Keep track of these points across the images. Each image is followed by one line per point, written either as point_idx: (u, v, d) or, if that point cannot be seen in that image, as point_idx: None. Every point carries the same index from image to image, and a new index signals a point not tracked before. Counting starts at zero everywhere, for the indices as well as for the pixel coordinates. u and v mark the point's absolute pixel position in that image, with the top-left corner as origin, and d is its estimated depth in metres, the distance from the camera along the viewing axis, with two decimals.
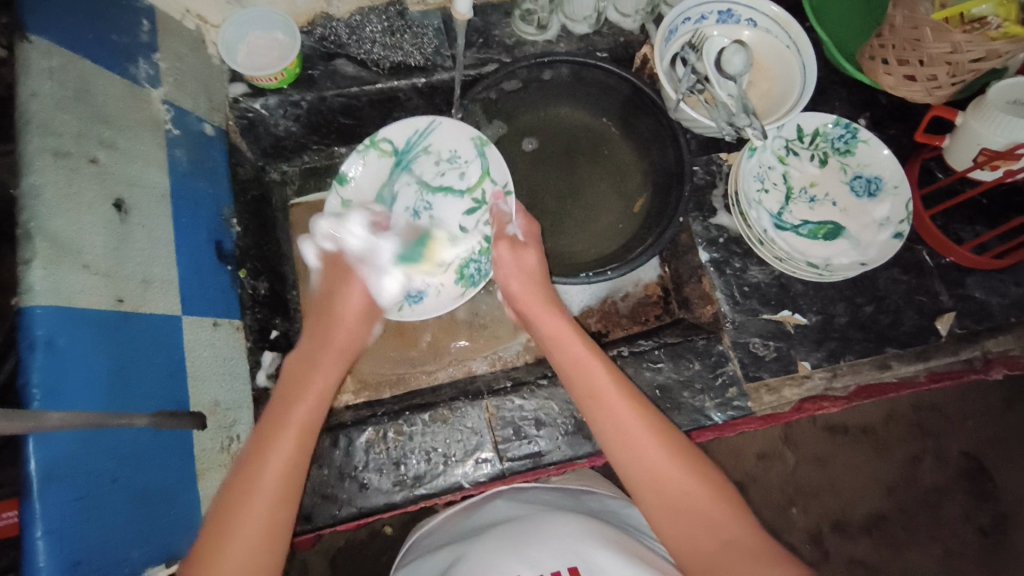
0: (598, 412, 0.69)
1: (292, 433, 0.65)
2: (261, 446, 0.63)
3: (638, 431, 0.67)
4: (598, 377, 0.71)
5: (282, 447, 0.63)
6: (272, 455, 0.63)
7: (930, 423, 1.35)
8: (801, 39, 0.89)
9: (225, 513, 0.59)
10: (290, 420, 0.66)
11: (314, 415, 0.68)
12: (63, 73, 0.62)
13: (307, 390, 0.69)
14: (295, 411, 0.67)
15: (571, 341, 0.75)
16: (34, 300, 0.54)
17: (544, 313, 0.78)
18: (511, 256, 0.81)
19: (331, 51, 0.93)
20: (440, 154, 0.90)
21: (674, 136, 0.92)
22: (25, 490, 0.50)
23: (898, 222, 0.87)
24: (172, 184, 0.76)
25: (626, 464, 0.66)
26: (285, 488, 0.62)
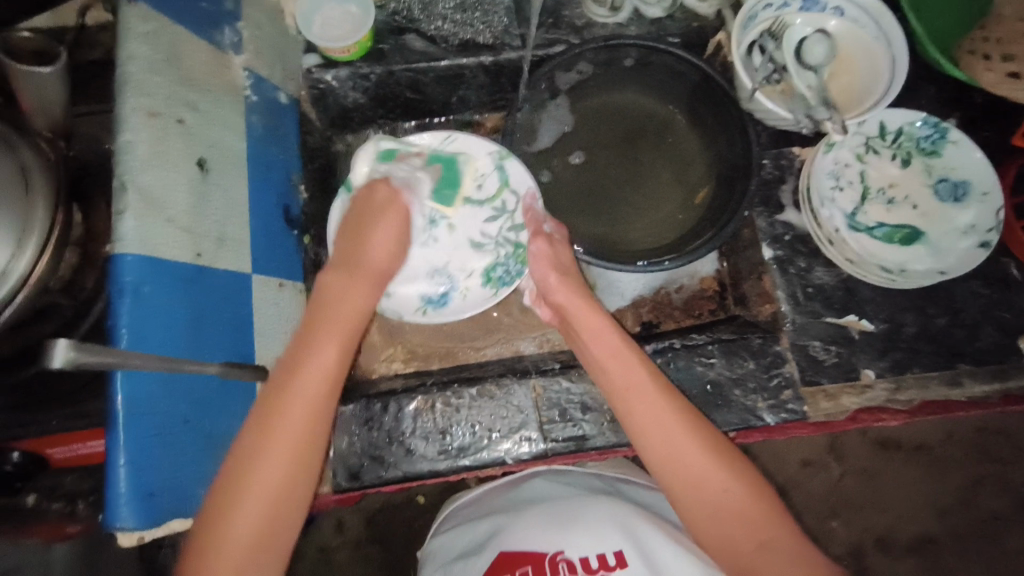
0: (630, 406, 0.67)
1: (295, 440, 0.58)
2: (257, 444, 0.58)
3: (675, 427, 0.65)
4: (633, 371, 0.69)
5: (284, 450, 0.58)
6: (270, 458, 0.57)
7: (994, 446, 1.27)
8: (893, 31, 0.84)
9: (220, 515, 0.55)
10: (297, 422, 0.59)
11: (322, 416, 0.61)
12: (157, 38, 0.65)
13: (306, 409, 0.59)
14: (297, 409, 0.59)
15: (609, 333, 0.72)
16: (125, 248, 0.57)
17: (584, 309, 0.75)
18: (549, 247, 0.81)
19: (401, 26, 0.94)
20: (455, 168, 0.93)
21: (743, 128, 0.88)
22: (111, 422, 0.54)
23: (985, 230, 0.81)
24: (249, 148, 0.79)
25: (655, 459, 0.65)
26: (288, 496, 0.58)
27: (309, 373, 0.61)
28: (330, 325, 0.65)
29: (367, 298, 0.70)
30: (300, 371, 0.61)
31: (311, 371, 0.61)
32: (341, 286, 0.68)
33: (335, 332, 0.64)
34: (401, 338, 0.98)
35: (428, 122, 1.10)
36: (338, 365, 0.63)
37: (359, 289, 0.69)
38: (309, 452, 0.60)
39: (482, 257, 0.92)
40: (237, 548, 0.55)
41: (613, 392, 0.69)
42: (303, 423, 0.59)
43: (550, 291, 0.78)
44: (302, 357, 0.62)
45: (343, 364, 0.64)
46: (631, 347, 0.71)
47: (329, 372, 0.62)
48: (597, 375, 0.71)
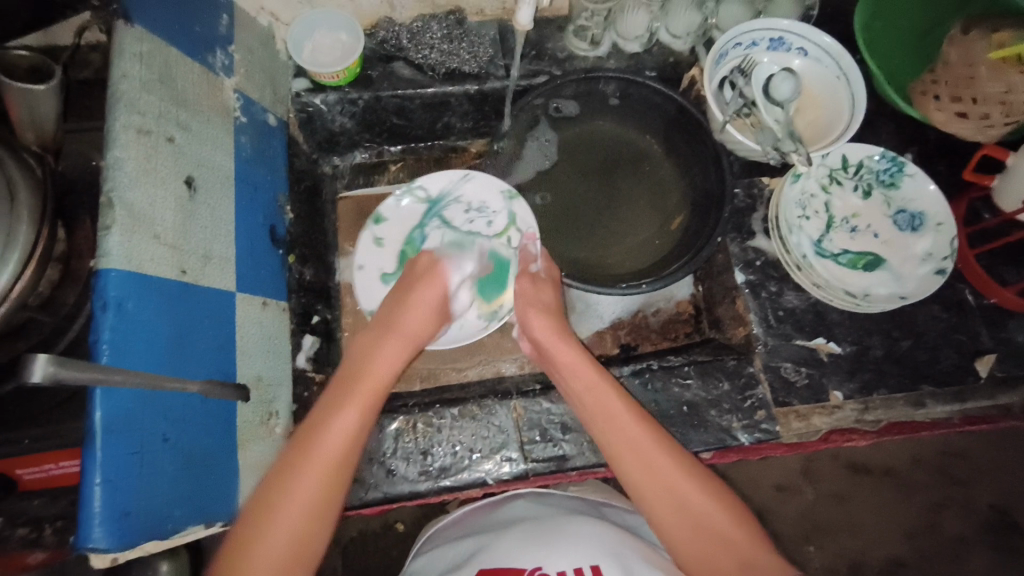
0: (604, 426, 0.71)
1: (314, 493, 0.62)
2: (278, 495, 0.61)
3: (652, 446, 0.67)
4: (612, 403, 0.71)
5: (305, 501, 0.61)
6: (290, 508, 0.60)
7: (957, 469, 1.31)
8: (852, 71, 0.90)
9: (234, 562, 0.58)
10: (317, 477, 0.62)
11: (326, 504, 0.62)
12: (150, 58, 0.67)
13: (336, 446, 0.64)
14: (319, 466, 0.62)
15: (584, 368, 0.75)
16: (109, 263, 0.57)
17: (557, 342, 0.78)
18: (530, 286, 0.83)
19: (390, 55, 0.97)
20: (469, 204, 0.95)
21: (716, 157, 0.93)
22: (87, 439, 0.53)
23: (941, 258, 0.86)
24: (236, 167, 0.80)
25: (634, 478, 0.67)
26: (301, 551, 0.60)
27: (335, 433, 0.65)
28: (359, 385, 0.70)
29: (396, 359, 0.75)
30: (327, 429, 0.65)
31: (333, 433, 0.65)
32: (370, 345, 0.76)
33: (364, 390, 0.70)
34: None
35: (413, 147, 1.13)
36: (362, 423, 0.67)
37: (389, 353, 0.75)
38: (325, 506, 0.62)
39: (476, 287, 0.91)
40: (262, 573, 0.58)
41: (590, 419, 0.72)
42: (322, 477, 0.62)
43: (528, 324, 0.81)
44: (330, 417, 0.66)
45: (368, 422, 0.68)
46: (608, 381, 0.74)
47: (353, 429, 0.66)
48: (576, 405, 0.75)
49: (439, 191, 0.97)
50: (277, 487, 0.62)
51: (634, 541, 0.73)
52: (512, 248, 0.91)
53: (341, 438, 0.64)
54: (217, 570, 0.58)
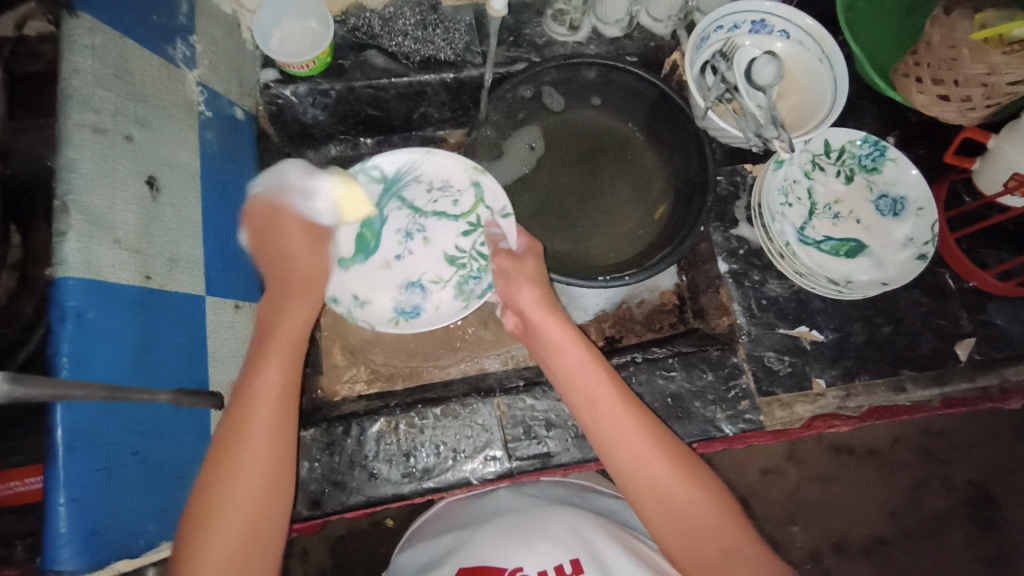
0: (592, 417, 0.69)
1: (261, 452, 0.60)
2: (225, 463, 0.59)
3: (639, 437, 0.66)
4: (599, 387, 0.69)
5: (251, 461, 0.59)
6: (243, 470, 0.59)
7: (937, 447, 1.34)
8: (834, 54, 0.88)
9: (199, 533, 0.56)
10: (261, 425, 0.61)
11: (272, 475, 0.60)
12: (104, 51, 0.63)
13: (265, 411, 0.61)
14: (261, 424, 0.61)
15: (572, 348, 0.72)
16: (67, 272, 0.55)
17: (545, 316, 0.74)
18: (512, 262, 0.80)
19: (362, 42, 0.94)
20: (430, 184, 0.91)
21: (699, 144, 0.91)
22: (50, 457, 0.51)
23: (922, 243, 0.86)
24: (202, 166, 0.77)
25: (621, 474, 0.66)
26: (265, 506, 0.59)
27: (259, 394, 0.62)
28: (280, 336, 0.66)
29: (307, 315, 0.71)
30: (254, 387, 0.62)
31: (260, 396, 0.62)
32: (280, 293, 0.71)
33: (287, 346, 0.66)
34: (364, 357, 0.96)
35: (390, 138, 1.09)
36: (288, 369, 0.65)
37: (298, 312, 0.70)
38: (278, 456, 0.61)
39: (454, 270, 0.89)
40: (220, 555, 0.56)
41: (579, 406, 0.70)
42: (263, 431, 0.61)
43: (509, 295, 0.78)
44: (255, 373, 0.63)
45: (293, 373, 0.66)
46: (597, 364, 0.71)
47: (278, 380, 0.63)
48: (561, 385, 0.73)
49: (397, 169, 0.90)
50: (214, 474, 0.58)
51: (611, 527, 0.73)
52: (480, 227, 0.89)
53: (268, 398, 0.62)
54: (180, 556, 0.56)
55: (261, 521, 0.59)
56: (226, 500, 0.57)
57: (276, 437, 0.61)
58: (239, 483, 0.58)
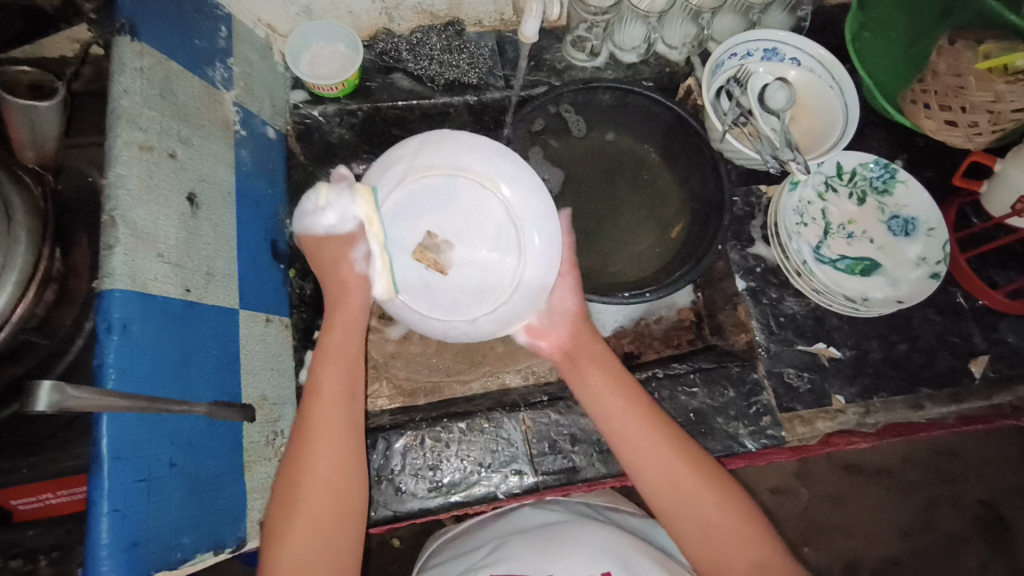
0: (621, 430, 0.70)
1: (333, 458, 0.66)
2: (300, 470, 0.65)
3: (672, 455, 0.67)
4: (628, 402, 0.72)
5: (327, 464, 0.66)
6: (317, 473, 0.65)
7: (948, 467, 1.34)
8: (845, 81, 0.92)
9: (286, 523, 0.63)
10: (330, 433, 0.67)
11: (346, 476, 0.66)
12: (151, 73, 0.65)
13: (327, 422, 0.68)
14: (329, 430, 0.67)
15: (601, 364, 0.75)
16: (113, 284, 0.56)
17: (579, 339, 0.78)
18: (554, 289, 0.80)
19: (389, 66, 0.97)
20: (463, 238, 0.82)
21: (715, 166, 0.94)
22: (94, 468, 0.52)
23: (935, 263, 0.89)
24: (237, 182, 0.79)
25: (652, 490, 0.67)
26: (343, 496, 0.66)
27: (322, 406, 0.68)
28: (339, 358, 0.72)
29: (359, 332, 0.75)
30: (318, 399, 0.69)
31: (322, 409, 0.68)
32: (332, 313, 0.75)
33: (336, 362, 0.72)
34: (386, 372, 0.97)
35: None
36: (346, 383, 0.71)
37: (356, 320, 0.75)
38: (348, 460, 0.67)
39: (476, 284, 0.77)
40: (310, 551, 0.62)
41: (606, 419, 0.72)
42: (333, 440, 0.67)
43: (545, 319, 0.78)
44: (316, 386, 0.70)
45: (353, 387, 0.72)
46: (617, 380, 0.73)
47: (337, 389, 0.70)
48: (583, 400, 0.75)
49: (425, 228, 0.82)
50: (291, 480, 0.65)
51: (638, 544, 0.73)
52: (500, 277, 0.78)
53: (330, 410, 0.68)
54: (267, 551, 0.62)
55: (342, 521, 0.65)
56: (308, 503, 0.64)
57: (345, 441, 0.68)
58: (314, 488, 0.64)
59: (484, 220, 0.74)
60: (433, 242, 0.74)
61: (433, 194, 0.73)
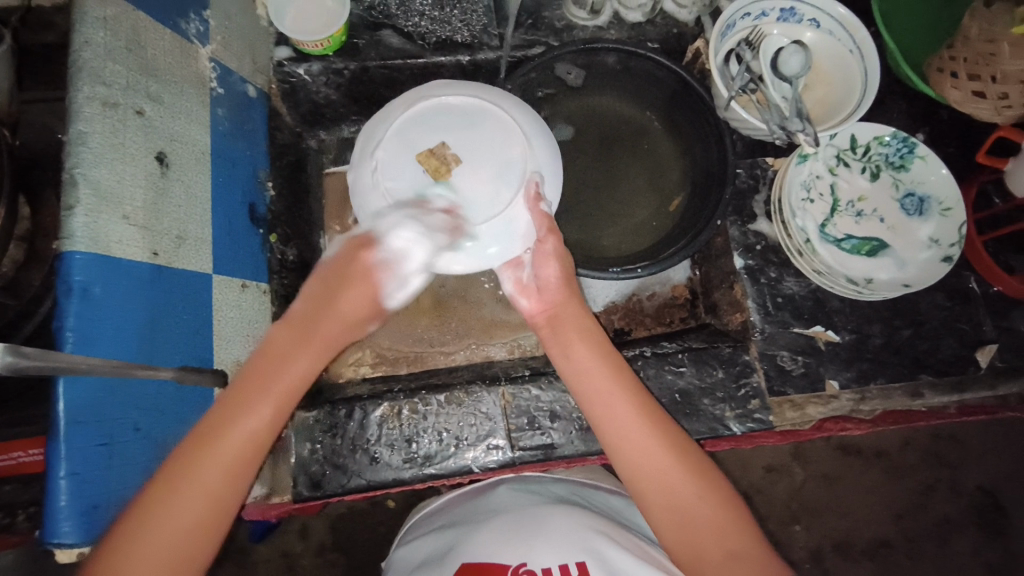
0: (600, 397, 0.67)
1: (186, 527, 0.53)
2: (170, 493, 0.53)
3: (649, 440, 0.65)
4: (600, 373, 0.68)
5: (181, 531, 0.53)
6: (168, 528, 0.52)
7: (949, 453, 1.31)
8: (866, 44, 0.84)
9: (122, 554, 0.50)
10: (207, 483, 0.54)
11: (208, 527, 0.55)
12: (116, 23, 0.61)
13: (241, 441, 0.56)
14: (217, 465, 0.55)
15: (591, 338, 0.69)
16: (74, 246, 0.54)
17: (568, 303, 0.72)
18: (554, 274, 0.72)
19: (377, 21, 0.92)
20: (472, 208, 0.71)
21: (719, 137, 0.89)
22: (52, 431, 0.51)
23: (948, 246, 0.83)
24: (213, 143, 0.76)
25: (631, 477, 0.65)
26: (190, 554, 0.53)
27: (236, 439, 0.56)
28: (264, 390, 0.59)
29: (310, 371, 0.63)
30: (224, 434, 0.56)
31: (236, 434, 0.56)
32: (289, 341, 0.62)
33: (275, 396, 0.59)
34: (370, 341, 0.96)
35: None
36: (271, 428, 0.59)
37: (313, 352, 0.63)
38: (205, 532, 0.55)
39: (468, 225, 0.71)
40: None
41: (585, 387, 0.68)
42: (218, 481, 0.55)
43: (539, 269, 0.72)
44: (236, 415, 0.57)
45: (275, 430, 0.59)
46: (603, 355, 0.69)
47: (252, 441, 0.57)
48: (561, 366, 0.70)
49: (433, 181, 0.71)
50: (140, 513, 0.52)
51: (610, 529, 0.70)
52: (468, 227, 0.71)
53: (240, 450, 0.56)
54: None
55: None
56: (145, 551, 0.51)
57: (230, 488, 0.56)
58: (168, 536, 0.52)
59: (504, 155, 0.73)
60: (444, 151, 0.72)
61: (459, 114, 0.74)
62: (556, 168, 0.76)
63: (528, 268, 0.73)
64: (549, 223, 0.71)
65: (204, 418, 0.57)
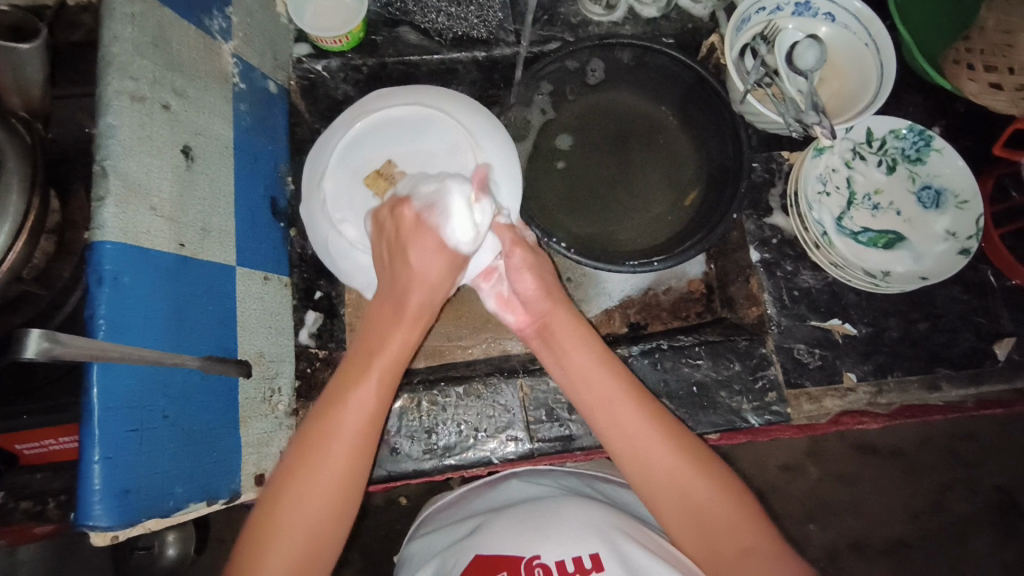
0: (595, 404, 0.69)
1: (328, 491, 0.60)
2: (306, 463, 0.60)
3: (655, 442, 0.65)
4: (598, 379, 0.69)
5: (325, 494, 0.59)
6: (312, 490, 0.59)
7: (965, 451, 1.30)
8: (882, 37, 0.84)
9: (273, 515, 0.58)
10: (338, 454, 0.60)
11: (344, 490, 0.60)
12: (143, 20, 0.62)
13: (360, 415, 0.62)
14: (345, 433, 0.61)
15: (585, 347, 0.71)
16: (104, 236, 0.55)
17: (556, 310, 0.73)
18: (535, 285, 0.73)
19: (396, 18, 0.93)
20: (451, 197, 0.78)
21: (735, 130, 0.88)
22: (84, 417, 0.52)
23: (965, 239, 0.83)
24: (236, 138, 0.77)
25: (639, 482, 0.65)
26: (328, 518, 0.59)
27: (352, 409, 0.62)
28: (376, 358, 0.66)
29: (406, 344, 0.67)
30: (344, 405, 0.63)
31: (353, 408, 0.62)
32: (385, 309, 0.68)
33: (378, 369, 0.65)
34: None
35: None
36: (379, 402, 0.64)
37: (407, 324, 0.68)
38: (343, 499, 0.61)
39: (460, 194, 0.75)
40: None
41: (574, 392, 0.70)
42: (344, 452, 0.61)
43: (516, 282, 0.74)
44: (348, 391, 0.63)
45: (385, 403, 0.65)
46: (602, 363, 0.70)
47: (370, 410, 0.63)
48: (555, 372, 0.72)
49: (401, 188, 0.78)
50: (287, 479, 0.59)
51: (626, 521, 0.70)
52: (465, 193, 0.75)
53: (359, 417, 0.62)
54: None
55: (315, 557, 0.59)
56: (294, 513, 0.58)
57: (354, 458, 0.62)
58: (310, 498, 0.59)
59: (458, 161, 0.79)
60: (391, 170, 0.79)
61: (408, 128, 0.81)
62: (512, 161, 0.81)
63: (508, 281, 0.75)
64: (515, 237, 0.74)
65: (326, 392, 0.64)
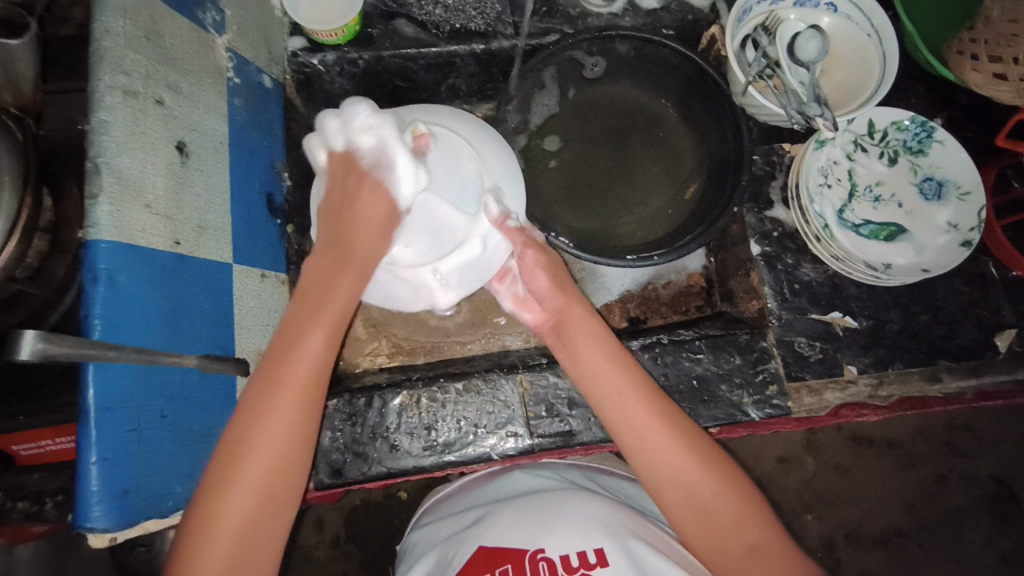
0: (608, 399, 0.67)
1: (283, 438, 0.60)
2: (258, 415, 0.59)
3: (663, 435, 0.65)
4: (612, 375, 0.67)
5: (277, 445, 0.60)
6: (264, 440, 0.59)
7: (962, 442, 1.31)
8: (884, 28, 0.83)
9: (228, 468, 0.58)
10: (288, 407, 0.60)
11: (297, 440, 0.61)
12: (135, 13, 0.61)
13: (310, 366, 0.62)
14: (294, 385, 0.60)
15: (600, 348, 0.69)
16: (99, 235, 0.54)
17: (574, 309, 0.70)
18: (547, 284, 0.71)
19: (391, 11, 0.92)
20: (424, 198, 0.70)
21: (735, 123, 0.88)
22: (82, 417, 0.52)
23: (967, 231, 0.82)
24: (231, 133, 0.76)
25: (646, 475, 0.65)
26: (286, 467, 0.60)
27: (298, 361, 0.61)
28: (321, 309, 0.63)
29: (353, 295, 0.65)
30: (292, 355, 0.61)
31: (301, 360, 0.61)
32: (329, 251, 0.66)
33: (324, 317, 0.63)
34: (386, 331, 0.96)
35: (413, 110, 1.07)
36: (328, 352, 0.63)
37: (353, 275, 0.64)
38: (297, 449, 0.61)
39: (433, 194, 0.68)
40: (228, 531, 0.57)
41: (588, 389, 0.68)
42: (295, 403, 0.61)
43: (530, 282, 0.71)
44: (294, 341, 0.62)
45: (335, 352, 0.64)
46: (618, 363, 0.68)
47: (318, 362, 0.62)
48: (570, 369, 0.70)
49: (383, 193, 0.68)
50: (239, 430, 0.59)
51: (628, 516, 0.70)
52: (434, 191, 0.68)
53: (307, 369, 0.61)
54: (189, 532, 0.57)
55: (274, 501, 0.60)
56: (252, 460, 0.59)
57: (306, 409, 0.62)
58: (264, 447, 0.59)
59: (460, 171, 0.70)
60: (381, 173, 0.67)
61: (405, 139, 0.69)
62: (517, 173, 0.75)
63: (523, 283, 0.73)
64: (526, 238, 0.70)
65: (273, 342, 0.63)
